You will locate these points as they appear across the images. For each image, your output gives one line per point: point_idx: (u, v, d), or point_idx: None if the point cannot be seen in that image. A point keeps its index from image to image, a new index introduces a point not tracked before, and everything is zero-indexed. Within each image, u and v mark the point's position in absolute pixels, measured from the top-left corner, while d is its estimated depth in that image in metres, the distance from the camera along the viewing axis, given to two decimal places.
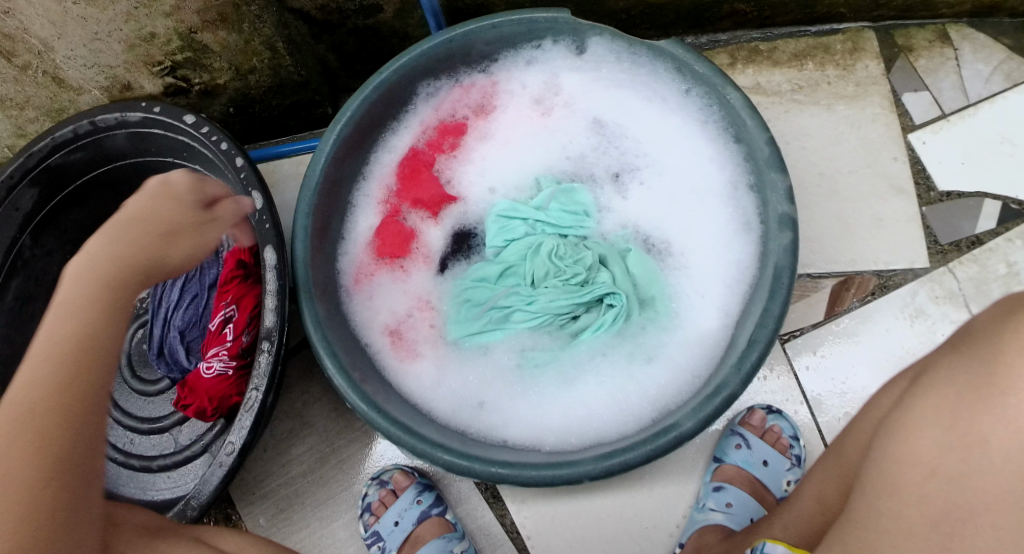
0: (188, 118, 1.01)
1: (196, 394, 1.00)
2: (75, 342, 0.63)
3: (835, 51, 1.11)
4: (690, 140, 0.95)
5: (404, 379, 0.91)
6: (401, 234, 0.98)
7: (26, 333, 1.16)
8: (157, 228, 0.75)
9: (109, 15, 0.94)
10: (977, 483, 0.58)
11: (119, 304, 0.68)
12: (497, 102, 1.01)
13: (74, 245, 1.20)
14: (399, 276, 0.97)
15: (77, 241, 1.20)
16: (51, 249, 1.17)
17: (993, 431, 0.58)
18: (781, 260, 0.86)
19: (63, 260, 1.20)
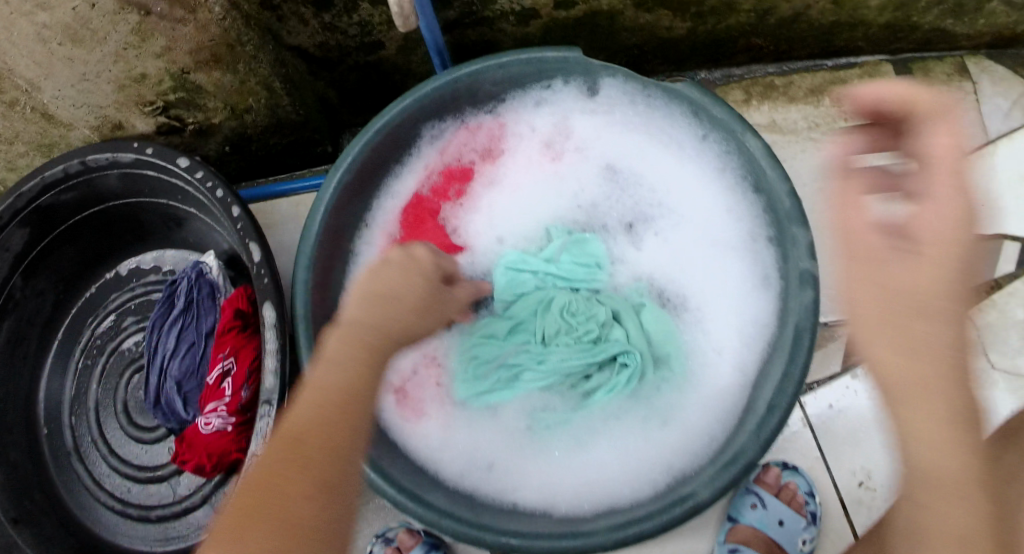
0: (181, 161, 0.97)
1: (195, 450, 0.98)
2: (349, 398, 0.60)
3: (852, 86, 1.07)
4: (706, 187, 0.92)
5: (409, 443, 0.88)
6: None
7: (18, 374, 1.13)
8: (392, 310, 0.65)
9: (98, 55, 0.89)
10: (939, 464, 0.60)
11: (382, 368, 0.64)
12: (504, 146, 0.98)
13: (67, 283, 1.16)
14: None
15: (70, 280, 1.17)
16: (43, 289, 1.13)
17: (934, 402, 0.61)
18: (803, 320, 0.83)
19: (56, 300, 1.16)
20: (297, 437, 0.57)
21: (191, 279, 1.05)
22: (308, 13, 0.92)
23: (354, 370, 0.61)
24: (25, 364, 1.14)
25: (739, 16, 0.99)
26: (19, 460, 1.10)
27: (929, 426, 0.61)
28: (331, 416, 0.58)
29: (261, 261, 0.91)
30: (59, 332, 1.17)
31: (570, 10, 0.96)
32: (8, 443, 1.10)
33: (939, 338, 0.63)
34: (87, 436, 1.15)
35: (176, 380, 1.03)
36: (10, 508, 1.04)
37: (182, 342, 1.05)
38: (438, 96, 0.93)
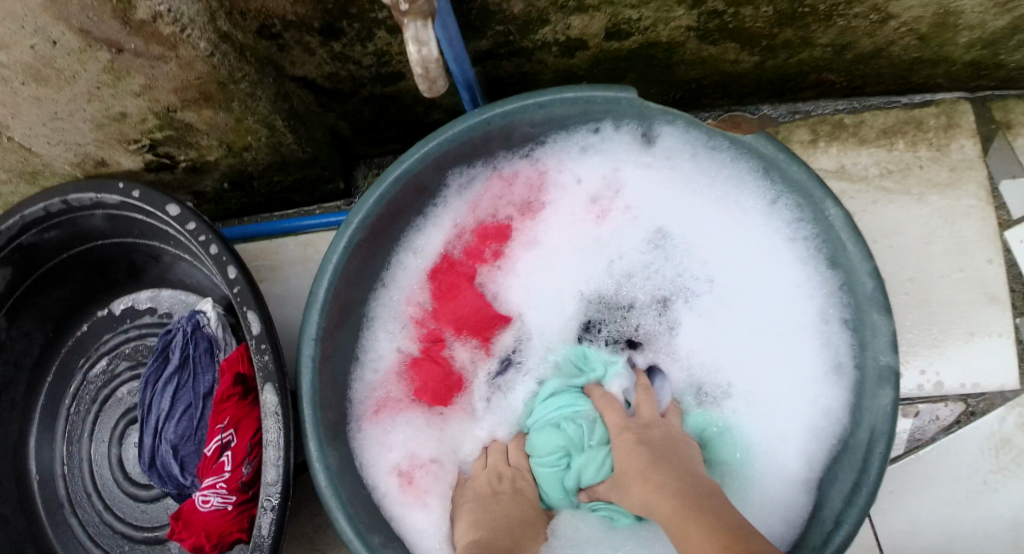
0: (171, 209, 0.84)
1: (192, 528, 0.88)
2: None
3: (929, 128, 0.95)
4: (767, 254, 0.85)
5: (412, 527, 0.82)
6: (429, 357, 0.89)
7: (6, 421, 1.02)
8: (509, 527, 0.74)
9: (68, 94, 0.74)
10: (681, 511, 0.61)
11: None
12: (547, 198, 0.90)
13: (56, 321, 1.05)
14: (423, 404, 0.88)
15: (59, 319, 1.05)
16: (31, 330, 1.02)
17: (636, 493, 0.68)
18: (879, 423, 0.74)
19: (45, 341, 1.04)
20: None
21: (187, 333, 0.94)
22: (314, 41, 0.77)
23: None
24: (13, 413, 1.03)
25: (814, 50, 0.87)
26: (9, 513, 1.00)
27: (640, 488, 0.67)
28: None
29: (260, 333, 0.79)
30: (48, 373, 1.06)
31: (624, 40, 0.83)
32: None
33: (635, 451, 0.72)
34: (81, 487, 1.05)
35: (170, 445, 0.93)
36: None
37: (178, 403, 0.94)
38: (469, 140, 0.83)
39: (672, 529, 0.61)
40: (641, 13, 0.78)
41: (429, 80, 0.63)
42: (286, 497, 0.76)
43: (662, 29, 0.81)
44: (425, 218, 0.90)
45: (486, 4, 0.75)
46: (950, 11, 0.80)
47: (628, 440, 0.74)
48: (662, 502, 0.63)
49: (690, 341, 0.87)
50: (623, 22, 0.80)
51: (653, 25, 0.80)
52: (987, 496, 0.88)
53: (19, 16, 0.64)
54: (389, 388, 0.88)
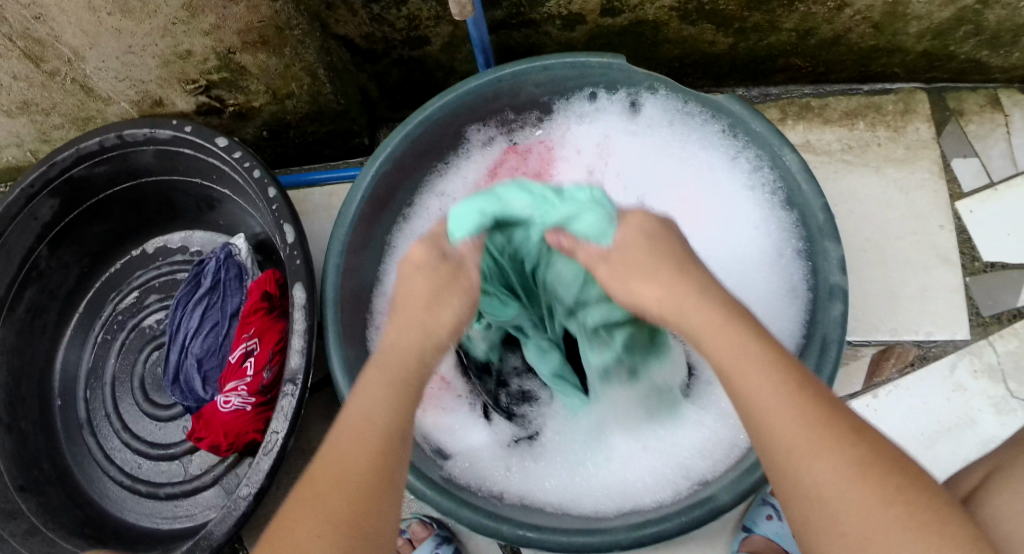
0: (220, 141, 0.97)
1: (211, 428, 0.97)
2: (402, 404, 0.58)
3: (886, 112, 1.08)
4: (737, 207, 0.97)
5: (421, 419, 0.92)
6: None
7: (36, 343, 1.13)
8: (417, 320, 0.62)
9: (145, 29, 0.90)
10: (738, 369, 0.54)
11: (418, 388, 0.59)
12: (554, 169, 1.05)
13: (92, 258, 1.18)
14: None
15: (96, 255, 1.18)
16: (68, 263, 1.14)
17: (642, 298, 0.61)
18: (831, 330, 0.83)
19: (81, 274, 1.17)
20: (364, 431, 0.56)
21: (220, 260, 1.06)
22: (356, 3, 0.92)
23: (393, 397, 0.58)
24: (42, 337, 1.14)
25: (781, 35, 1.01)
26: (29, 431, 1.10)
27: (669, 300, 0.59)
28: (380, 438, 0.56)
29: (293, 242, 0.91)
30: (80, 303, 1.18)
31: (617, 17, 0.98)
32: (20, 413, 1.10)
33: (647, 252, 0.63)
34: (100, 409, 1.14)
35: (196, 358, 1.03)
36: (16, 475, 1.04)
37: (206, 321, 1.05)
38: (482, 96, 0.97)
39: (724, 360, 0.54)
40: None
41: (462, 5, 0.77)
42: (307, 383, 0.87)
43: (649, 8, 0.96)
44: (450, 171, 1.04)
45: None
46: (898, 0, 0.95)
47: (640, 243, 0.64)
48: (724, 329, 0.55)
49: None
50: (616, 0, 0.94)
51: (641, 4, 0.95)
52: (938, 434, 0.96)
53: None
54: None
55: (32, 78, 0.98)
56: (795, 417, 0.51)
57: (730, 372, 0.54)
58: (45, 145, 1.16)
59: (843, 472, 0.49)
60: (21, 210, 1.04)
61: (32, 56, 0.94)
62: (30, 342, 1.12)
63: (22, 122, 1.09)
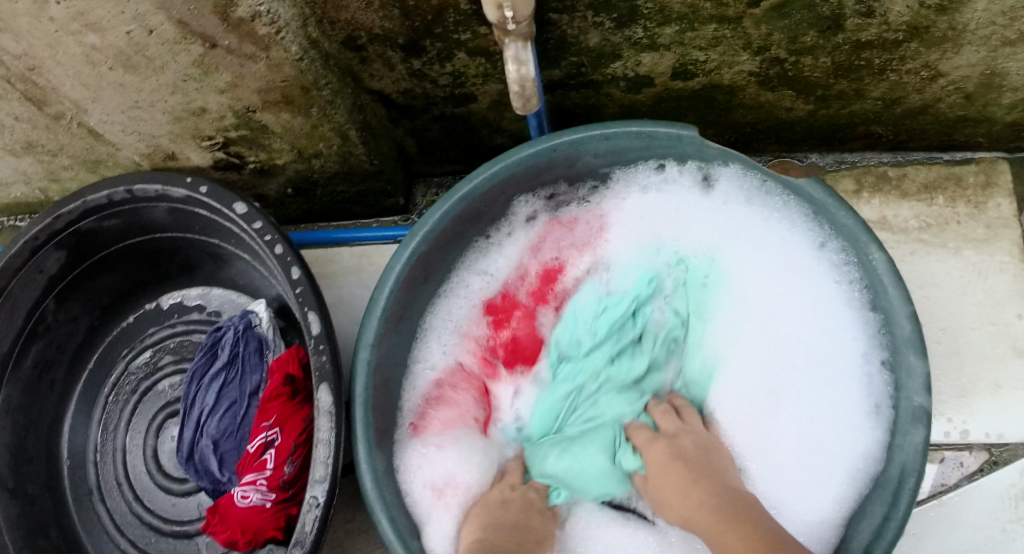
0: (238, 207, 0.85)
1: (227, 522, 0.88)
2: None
3: (967, 184, 0.99)
4: (813, 285, 0.86)
5: (427, 531, 0.82)
6: (472, 370, 0.92)
7: (42, 404, 1.02)
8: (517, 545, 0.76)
9: (153, 84, 0.81)
10: (732, 545, 0.63)
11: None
12: (604, 227, 0.94)
13: (103, 311, 1.07)
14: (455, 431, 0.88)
15: (106, 308, 1.07)
16: (77, 316, 1.03)
17: (671, 503, 0.74)
18: (911, 460, 0.76)
19: (89, 328, 1.06)
20: None
21: (238, 331, 0.96)
22: (395, 57, 0.81)
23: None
24: (50, 394, 1.03)
25: (865, 103, 0.92)
26: (35, 494, 0.99)
27: (684, 486, 0.73)
28: None
29: (318, 333, 0.81)
30: (89, 359, 1.07)
31: (689, 81, 0.88)
32: (25, 474, 0.99)
33: (674, 455, 0.77)
34: (111, 476, 1.04)
35: (212, 440, 0.93)
36: (22, 546, 0.94)
37: (222, 399, 0.95)
38: (535, 164, 0.85)
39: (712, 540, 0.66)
40: (708, 55, 0.83)
41: (524, 97, 0.71)
42: (331, 499, 0.78)
43: (725, 73, 0.86)
44: (490, 246, 0.94)
45: (565, 36, 0.80)
46: (996, 71, 0.85)
47: (662, 451, 0.78)
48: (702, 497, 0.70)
49: (748, 412, 0.86)
50: (691, 63, 0.84)
51: (718, 68, 0.86)
52: (1008, 545, 0.90)
53: (121, 2, 0.69)
54: (451, 406, 0.89)
55: (35, 120, 0.88)
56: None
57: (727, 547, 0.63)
58: (54, 184, 1.05)
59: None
60: (25, 261, 0.94)
61: (33, 100, 0.84)
62: (36, 402, 1.02)
63: (29, 161, 0.98)
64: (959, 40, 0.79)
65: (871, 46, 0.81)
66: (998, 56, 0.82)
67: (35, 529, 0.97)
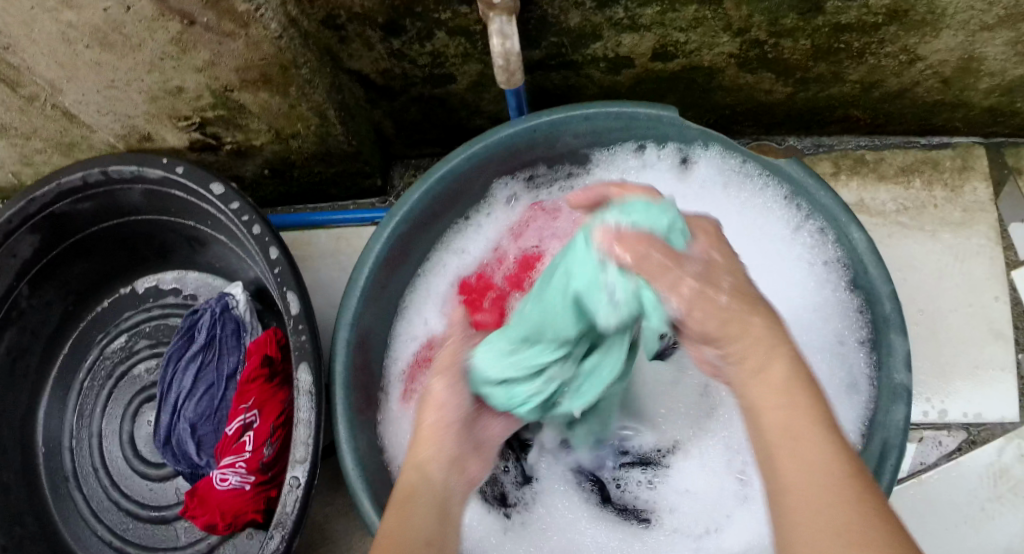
0: (215, 187, 0.84)
1: (207, 506, 0.87)
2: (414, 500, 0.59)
3: (944, 169, 1.00)
4: (786, 266, 0.87)
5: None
6: None
7: (17, 391, 1.01)
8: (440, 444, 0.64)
9: (129, 63, 0.79)
10: (805, 449, 0.48)
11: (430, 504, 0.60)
12: None
13: (79, 295, 1.05)
14: None
15: (81, 293, 1.05)
16: (52, 301, 1.02)
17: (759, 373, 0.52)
18: (892, 436, 0.76)
19: (65, 313, 1.05)
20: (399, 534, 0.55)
21: (215, 314, 0.95)
22: (374, 36, 0.80)
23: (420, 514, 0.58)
24: (25, 380, 1.02)
25: (844, 86, 0.93)
26: (11, 481, 0.98)
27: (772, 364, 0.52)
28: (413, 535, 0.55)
29: (298, 314, 0.80)
30: (64, 344, 1.06)
31: (669, 62, 0.88)
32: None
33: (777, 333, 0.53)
34: (87, 462, 1.03)
35: (189, 423, 0.92)
36: None
37: (199, 381, 0.94)
38: (515, 145, 0.85)
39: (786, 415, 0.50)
40: (688, 37, 0.83)
41: (508, 71, 0.71)
42: (312, 480, 0.77)
43: (705, 55, 0.87)
44: (468, 227, 0.93)
45: (546, 15, 0.79)
46: (973, 56, 0.85)
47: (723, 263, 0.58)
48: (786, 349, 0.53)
49: None
50: (671, 44, 0.85)
51: (697, 50, 0.86)
52: (981, 522, 0.91)
53: None
54: None
55: (8, 102, 0.87)
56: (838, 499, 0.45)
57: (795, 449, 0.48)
58: (27, 168, 1.04)
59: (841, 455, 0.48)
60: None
61: (5, 80, 0.83)
62: (11, 389, 1.00)
63: (1, 145, 0.97)
64: (938, 24, 0.80)
65: (850, 29, 0.82)
66: (977, 40, 0.82)
67: (10, 516, 0.95)
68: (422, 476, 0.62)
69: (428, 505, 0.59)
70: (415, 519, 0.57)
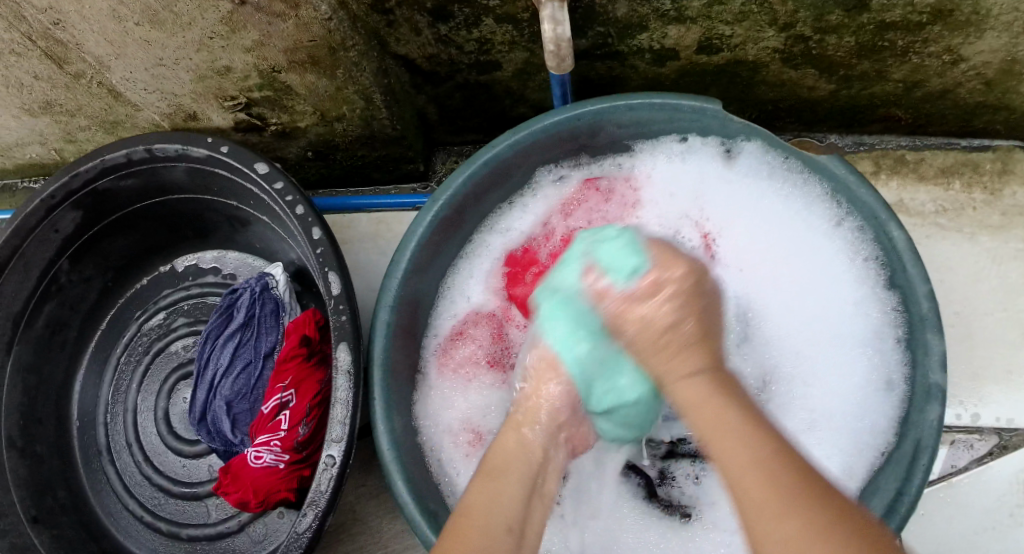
0: (259, 167, 0.85)
1: (240, 483, 0.89)
2: (510, 459, 0.66)
3: (984, 172, 0.99)
4: (827, 260, 0.87)
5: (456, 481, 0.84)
6: (490, 315, 0.92)
7: (54, 365, 1.02)
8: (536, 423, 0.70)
9: (178, 41, 0.80)
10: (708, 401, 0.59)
11: (521, 469, 0.65)
12: (638, 192, 0.94)
13: (117, 272, 1.07)
14: (468, 390, 0.89)
15: (120, 269, 1.07)
16: (90, 277, 1.03)
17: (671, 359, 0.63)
18: (925, 436, 0.75)
19: (103, 288, 1.06)
20: (500, 465, 0.65)
21: (255, 293, 0.96)
22: (422, 22, 0.81)
23: (513, 474, 0.64)
24: (61, 353, 1.03)
25: (887, 84, 0.93)
26: (45, 453, 0.99)
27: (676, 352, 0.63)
28: (511, 476, 0.63)
29: (339, 295, 0.81)
30: (101, 320, 1.07)
31: (714, 55, 0.88)
32: (35, 434, 0.99)
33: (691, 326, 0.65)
34: (122, 437, 1.04)
35: (225, 401, 0.94)
36: (30, 504, 0.94)
37: (237, 360, 0.95)
38: (558, 133, 0.85)
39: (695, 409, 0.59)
40: (734, 30, 0.83)
41: (559, 57, 0.72)
42: (347, 460, 0.77)
43: (750, 49, 0.87)
44: (517, 208, 0.94)
45: (593, 5, 0.79)
46: (1017, 59, 0.85)
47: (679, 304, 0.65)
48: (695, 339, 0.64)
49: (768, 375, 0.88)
50: (716, 37, 0.85)
51: (742, 44, 0.86)
52: (1012, 528, 0.90)
53: None
54: (469, 345, 0.90)
55: (56, 79, 0.88)
56: (731, 420, 0.56)
57: (697, 404, 0.60)
58: (70, 145, 1.05)
59: (772, 465, 0.52)
60: (40, 221, 0.93)
61: (55, 57, 0.84)
62: (47, 362, 1.01)
63: (47, 122, 0.98)
64: (982, 25, 0.80)
65: (894, 28, 0.82)
66: (1021, 43, 0.82)
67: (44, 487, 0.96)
68: (520, 443, 0.68)
69: (518, 478, 0.64)
70: (504, 496, 0.61)
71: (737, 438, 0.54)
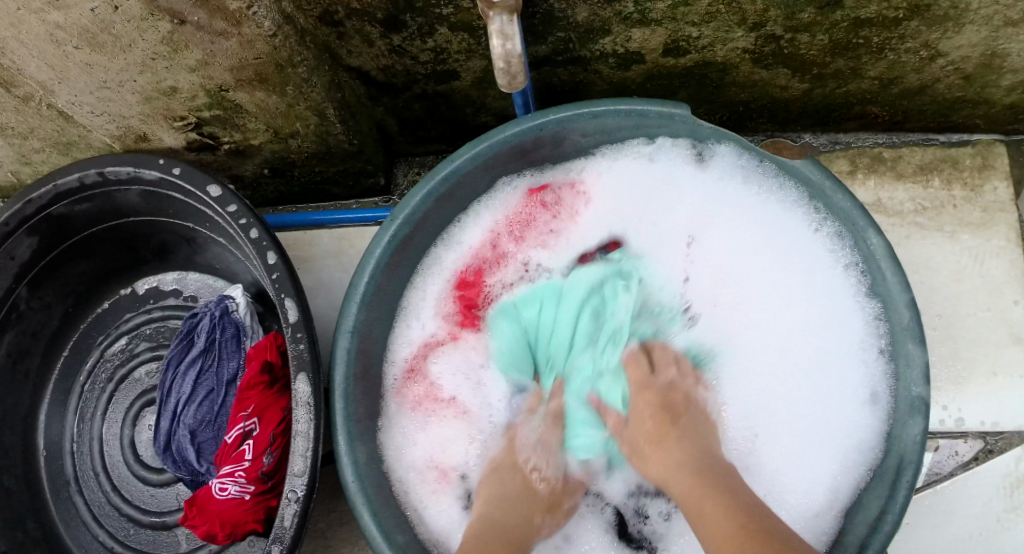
0: (212, 189, 0.82)
1: (206, 515, 0.85)
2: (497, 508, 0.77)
3: (963, 167, 0.97)
4: (803, 267, 0.84)
5: (425, 518, 0.82)
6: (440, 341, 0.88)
7: (18, 395, 0.99)
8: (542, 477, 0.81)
9: (121, 63, 0.77)
10: (706, 485, 0.65)
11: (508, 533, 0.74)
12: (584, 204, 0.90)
13: (79, 296, 1.03)
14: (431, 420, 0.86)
15: (81, 294, 1.03)
16: (50, 303, 1.00)
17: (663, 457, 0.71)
18: (909, 450, 0.73)
19: (65, 315, 1.03)
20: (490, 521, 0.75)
21: (214, 318, 0.93)
22: (374, 32, 0.77)
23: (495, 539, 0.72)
24: (25, 383, 1.00)
25: (862, 82, 0.89)
26: (13, 486, 0.96)
27: (666, 451, 0.71)
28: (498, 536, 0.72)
29: (297, 323, 0.77)
30: (64, 347, 1.04)
31: (681, 58, 0.85)
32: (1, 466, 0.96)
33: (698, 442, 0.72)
34: (88, 466, 1.01)
35: (189, 430, 0.90)
36: None
37: (199, 387, 0.92)
38: (521, 144, 0.82)
39: (687, 503, 0.64)
40: (701, 32, 0.80)
41: (510, 74, 0.68)
42: (310, 494, 0.74)
43: (719, 50, 0.83)
44: (470, 221, 0.90)
45: (552, 10, 0.76)
46: (997, 53, 0.82)
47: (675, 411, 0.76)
48: (670, 436, 0.73)
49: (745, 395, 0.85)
50: (683, 39, 0.81)
51: (711, 45, 0.82)
52: (999, 534, 0.88)
53: None
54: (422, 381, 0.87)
55: (3, 102, 0.84)
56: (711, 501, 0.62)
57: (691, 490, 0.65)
58: (26, 167, 1.01)
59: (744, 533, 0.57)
60: None
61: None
62: (11, 393, 0.98)
63: None
64: (961, 20, 0.76)
65: (869, 24, 0.78)
66: (1001, 36, 0.79)
67: (11, 522, 0.93)
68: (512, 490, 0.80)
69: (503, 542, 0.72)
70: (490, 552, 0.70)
71: (715, 514, 0.60)
